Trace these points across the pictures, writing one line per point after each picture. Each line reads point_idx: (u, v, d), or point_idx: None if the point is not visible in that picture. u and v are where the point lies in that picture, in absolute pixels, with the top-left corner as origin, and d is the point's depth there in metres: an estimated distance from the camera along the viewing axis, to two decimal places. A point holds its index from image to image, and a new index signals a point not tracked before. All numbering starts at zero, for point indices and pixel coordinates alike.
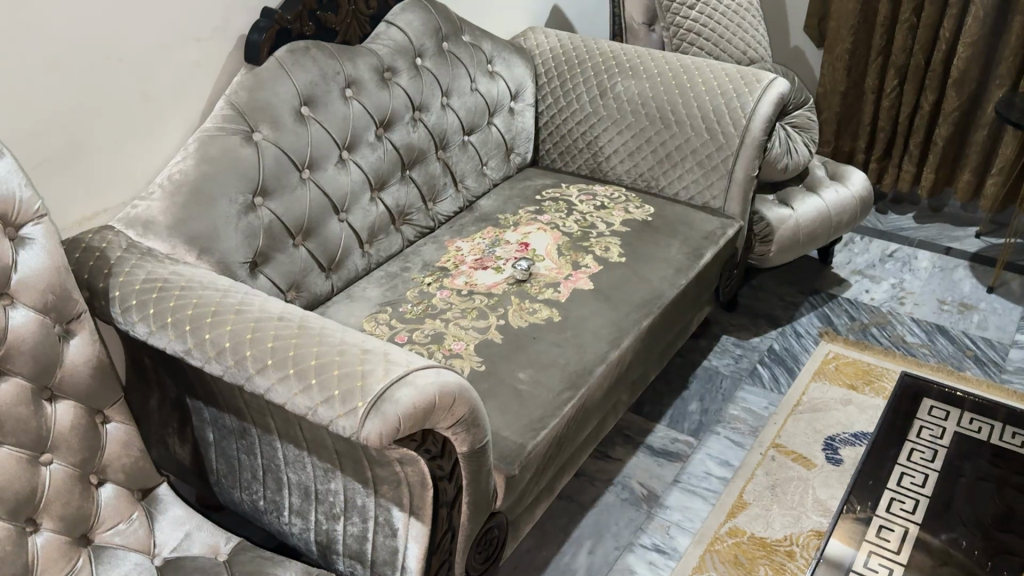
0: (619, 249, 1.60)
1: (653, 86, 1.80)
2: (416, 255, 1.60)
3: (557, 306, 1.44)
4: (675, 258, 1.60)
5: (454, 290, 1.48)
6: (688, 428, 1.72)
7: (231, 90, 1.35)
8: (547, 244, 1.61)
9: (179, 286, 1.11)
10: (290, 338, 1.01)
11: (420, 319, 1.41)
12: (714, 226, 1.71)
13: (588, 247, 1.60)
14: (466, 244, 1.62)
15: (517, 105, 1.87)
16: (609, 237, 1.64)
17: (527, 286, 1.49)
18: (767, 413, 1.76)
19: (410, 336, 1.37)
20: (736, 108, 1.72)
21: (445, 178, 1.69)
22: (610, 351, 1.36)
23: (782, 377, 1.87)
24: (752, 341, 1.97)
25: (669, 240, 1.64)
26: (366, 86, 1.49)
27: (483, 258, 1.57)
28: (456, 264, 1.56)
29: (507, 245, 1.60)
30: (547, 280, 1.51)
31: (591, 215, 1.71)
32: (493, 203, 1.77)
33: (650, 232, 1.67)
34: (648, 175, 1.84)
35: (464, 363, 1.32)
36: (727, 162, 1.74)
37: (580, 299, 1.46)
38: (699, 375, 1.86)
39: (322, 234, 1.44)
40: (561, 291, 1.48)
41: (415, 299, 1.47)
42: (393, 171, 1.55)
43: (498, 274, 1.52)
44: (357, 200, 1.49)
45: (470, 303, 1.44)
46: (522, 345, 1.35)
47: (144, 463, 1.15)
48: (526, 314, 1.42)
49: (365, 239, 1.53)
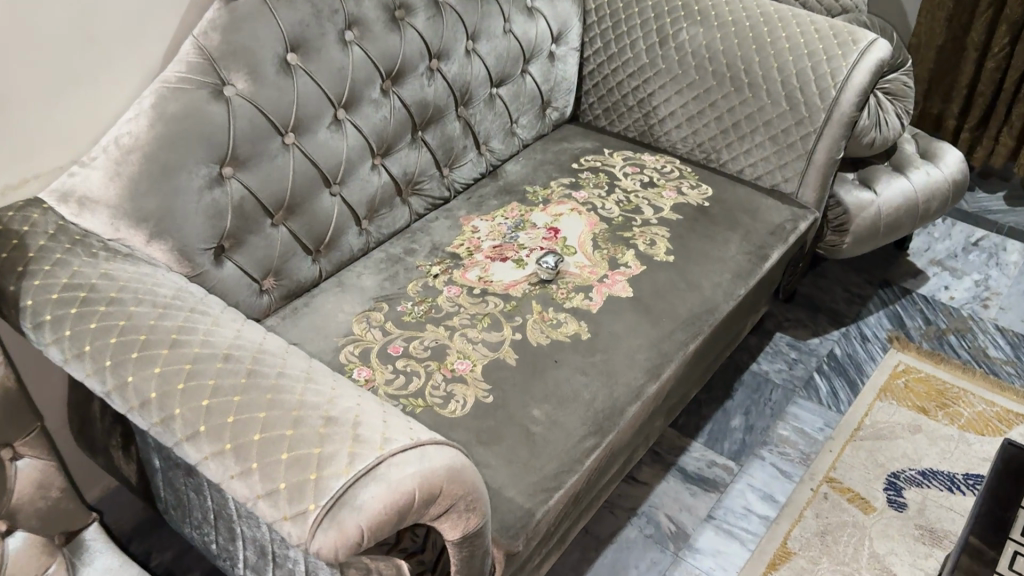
0: (667, 244, 1.33)
1: (726, 38, 1.49)
2: (424, 235, 1.35)
3: (588, 318, 1.19)
4: (734, 259, 1.33)
5: (465, 286, 1.24)
6: (729, 449, 1.49)
7: (199, 30, 1.07)
8: (581, 231, 1.35)
9: (106, 298, 0.87)
10: (235, 393, 0.77)
11: (420, 325, 1.17)
12: (783, 218, 1.43)
13: (629, 239, 1.34)
14: (484, 225, 1.37)
15: (558, 49, 1.58)
16: (655, 227, 1.37)
17: (552, 288, 1.24)
18: (821, 437, 1.52)
19: (406, 347, 1.14)
20: (825, 75, 1.42)
21: (466, 139, 1.42)
22: (647, 385, 1.12)
23: (842, 391, 1.62)
24: (810, 342, 1.72)
25: (728, 236, 1.37)
26: (373, 28, 1.21)
27: (503, 246, 1.31)
28: (470, 250, 1.31)
29: (533, 230, 1.35)
30: (578, 281, 1.25)
31: (636, 195, 1.44)
32: (522, 170, 1.51)
33: (706, 223, 1.39)
34: (708, 146, 1.55)
35: (467, 392, 1.08)
36: (807, 141, 1.45)
37: (617, 310, 1.21)
38: (746, 382, 1.62)
39: (308, 211, 1.19)
40: (593, 298, 1.23)
41: (417, 297, 1.23)
42: (401, 133, 1.29)
43: (520, 268, 1.27)
44: (355, 169, 1.24)
45: (482, 308, 1.20)
46: (541, 370, 1.11)
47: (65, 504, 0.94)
48: (549, 327, 1.17)
49: (362, 215, 1.28)
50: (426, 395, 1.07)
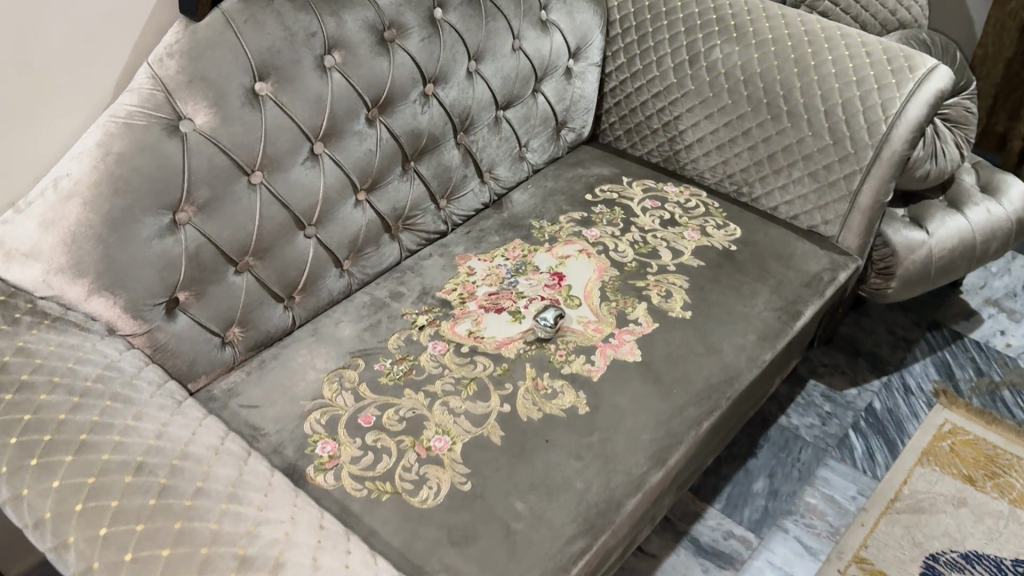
0: (685, 297, 1.19)
1: (764, 60, 1.33)
2: (414, 276, 1.22)
3: (588, 388, 1.05)
4: (761, 318, 1.18)
5: (452, 342, 1.10)
6: (749, 519, 1.36)
7: (154, 56, 0.94)
8: (588, 277, 1.20)
9: (16, 382, 0.75)
10: (140, 521, 0.66)
11: (398, 390, 1.05)
12: (819, 267, 1.27)
13: (642, 290, 1.19)
14: (481, 266, 1.23)
15: (576, 65, 1.43)
16: (672, 275, 1.22)
17: (550, 348, 1.10)
18: (853, 508, 1.38)
19: (380, 417, 1.01)
20: (875, 106, 1.25)
21: (466, 168, 1.28)
22: (650, 473, 0.98)
23: (879, 453, 1.47)
24: (846, 393, 1.57)
25: (755, 288, 1.22)
26: (358, 51, 1.07)
27: (499, 294, 1.18)
28: (463, 297, 1.18)
29: (535, 275, 1.21)
30: (580, 339, 1.11)
31: (655, 235, 1.29)
32: (529, 200, 1.36)
33: (731, 272, 1.24)
34: (739, 178, 1.39)
35: (443, 476, 0.95)
36: (851, 180, 1.28)
37: (622, 379, 1.07)
38: (773, 439, 1.48)
39: (277, 255, 1.07)
40: (596, 362, 1.08)
41: (398, 353, 1.10)
42: (390, 166, 1.16)
43: (516, 323, 1.13)
44: (334, 208, 1.11)
45: (469, 370, 1.07)
46: (529, 451, 0.98)
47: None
48: (542, 397, 1.04)
49: (342, 255, 1.15)
50: (397, 479, 0.95)
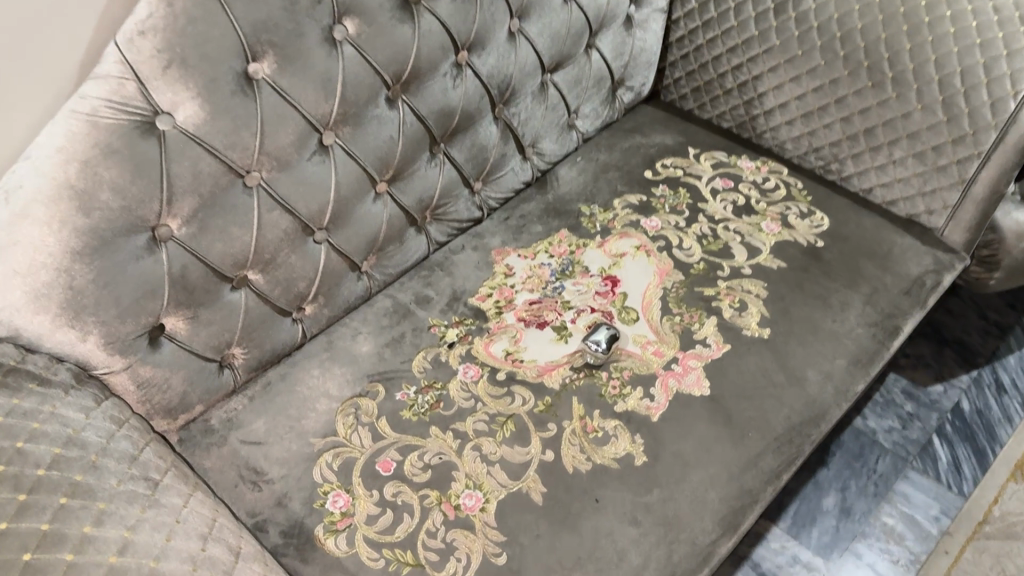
0: (762, 310, 1.01)
1: (866, 13, 1.08)
2: (443, 275, 1.05)
3: (646, 430, 0.90)
4: (852, 337, 1.00)
5: (486, 367, 0.94)
6: (817, 541, 1.22)
7: (123, 33, 0.74)
8: (647, 284, 1.03)
9: None
10: None
11: (422, 428, 0.89)
12: (920, 269, 1.08)
13: (710, 301, 1.01)
14: (521, 266, 1.06)
15: (638, 13, 1.20)
16: (746, 280, 1.04)
17: (602, 378, 0.93)
18: (935, 531, 1.23)
19: (401, 463, 0.87)
20: (1003, 78, 1.02)
21: (505, 146, 1.09)
22: (719, 543, 0.83)
23: (966, 464, 1.31)
24: (930, 390, 1.40)
25: (844, 297, 1.04)
26: (376, 18, 0.87)
27: (542, 304, 1.01)
28: (499, 307, 1.01)
29: (585, 278, 1.03)
30: (637, 366, 0.94)
31: (727, 226, 1.10)
32: (578, 178, 1.18)
33: (817, 277, 1.05)
34: (827, 152, 1.19)
35: (473, 545, 0.81)
36: (966, 165, 1.07)
37: (686, 418, 0.91)
38: (846, 445, 1.32)
39: (280, 265, 0.91)
40: (656, 398, 0.92)
41: (423, 379, 0.94)
42: (416, 153, 0.98)
43: (561, 342, 0.96)
44: (349, 206, 0.94)
45: (505, 405, 0.91)
46: (576, 513, 0.84)
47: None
48: (591, 442, 0.88)
49: (359, 258, 0.98)
50: (419, 547, 0.81)
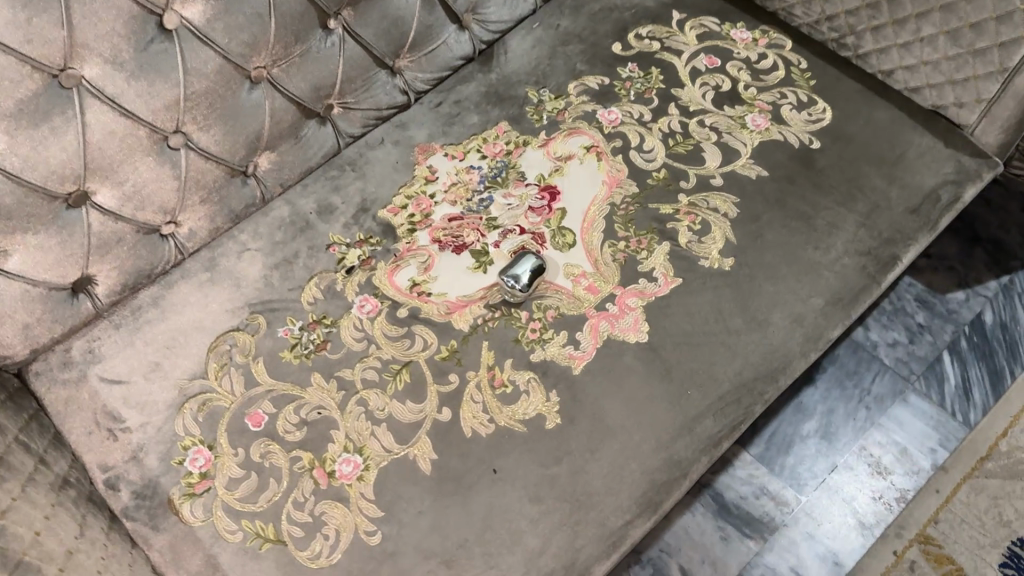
0: (728, 235, 0.83)
1: None
2: (352, 178, 0.89)
3: (565, 386, 0.75)
4: (835, 271, 0.82)
5: (386, 301, 0.80)
6: (791, 470, 1.10)
7: None
8: (592, 198, 0.85)
9: None
10: None
11: (303, 374, 0.77)
12: (936, 181, 0.88)
13: (665, 221, 0.84)
14: (446, 169, 0.88)
15: None
16: (713, 194, 0.85)
17: (521, 320, 0.78)
18: (928, 465, 1.09)
19: (274, 418, 0.75)
20: None
21: (431, 15, 0.89)
22: (633, 527, 0.71)
23: (977, 388, 1.15)
24: (949, 298, 1.22)
25: (833, 217, 0.85)
26: None
27: (463, 222, 0.84)
28: (413, 223, 0.85)
29: (519, 189, 0.86)
30: (564, 304, 0.79)
31: (702, 121, 0.91)
32: (530, 52, 0.97)
33: (803, 191, 0.86)
34: (843, 22, 0.94)
35: (344, 522, 0.70)
36: (1011, 51, 0.82)
37: (614, 372, 0.76)
38: (840, 361, 1.17)
39: (128, 178, 0.75)
40: (583, 347, 0.77)
41: (312, 313, 0.80)
42: (301, 31, 0.79)
43: (478, 272, 0.81)
44: (213, 103, 0.77)
45: (402, 349, 0.77)
46: (467, 486, 0.71)
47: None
48: (496, 399, 0.75)
49: (237, 161, 0.83)
50: (282, 521, 0.71)
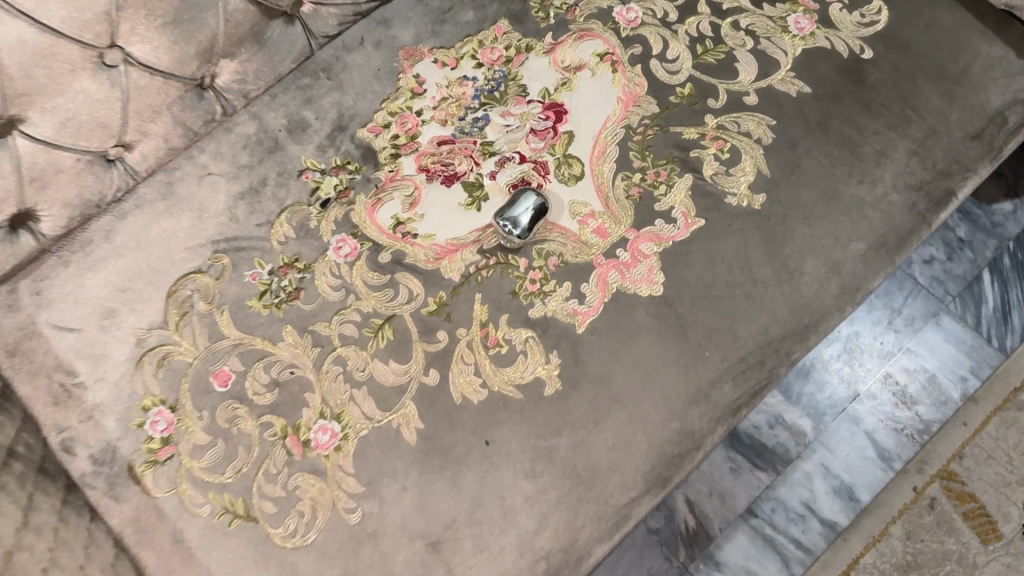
0: (760, 166, 0.72)
1: None
2: (328, 89, 0.77)
3: (567, 347, 0.67)
4: (881, 210, 0.72)
5: (367, 242, 0.70)
6: (809, 399, 1.03)
7: None
8: (605, 120, 0.73)
9: None
10: None
11: (273, 327, 0.68)
12: (1005, 99, 0.75)
13: (688, 149, 0.72)
14: (435, 79, 0.76)
15: None
16: (746, 116, 0.73)
17: (519, 269, 0.69)
18: (957, 395, 1.02)
19: (241, 377, 0.67)
20: None
21: None
22: (639, 505, 0.64)
23: (1017, 311, 1.06)
24: (996, 208, 1.10)
25: (882, 144, 0.73)
26: None
27: (455, 148, 0.73)
28: (397, 147, 0.74)
29: (520, 107, 0.74)
30: (569, 250, 0.69)
31: (736, 23, 0.77)
32: None
33: (850, 112, 0.74)
34: None
35: (321, 499, 0.64)
36: None
37: (623, 331, 0.67)
38: None
39: (60, 105, 0.63)
40: (589, 301, 0.68)
41: (283, 255, 0.71)
42: None
43: (472, 209, 0.71)
44: (154, 9, 0.63)
45: (385, 301, 0.68)
46: (457, 460, 0.64)
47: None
48: (490, 361, 0.66)
49: (189, 74, 0.70)
50: (253, 495, 0.64)
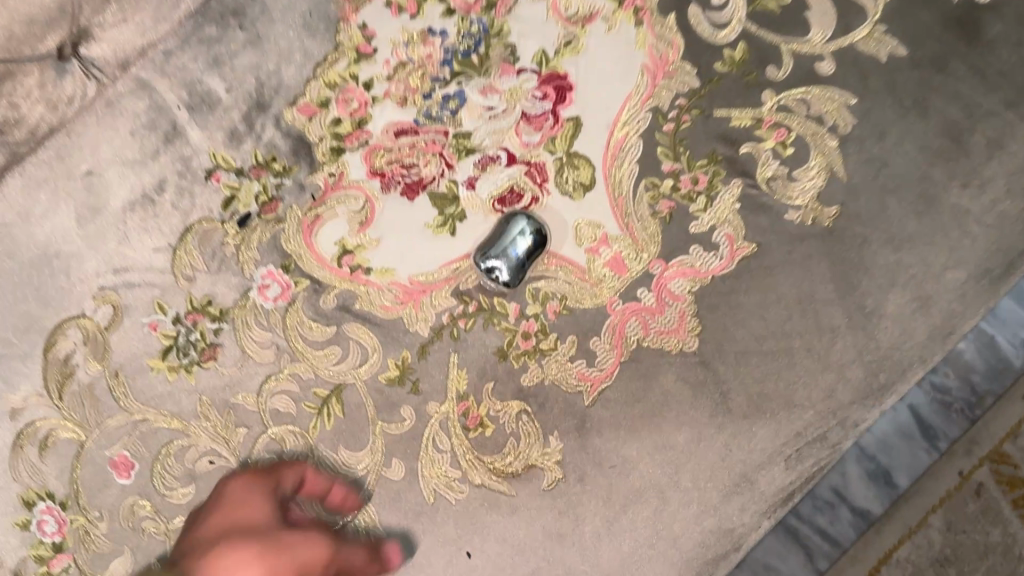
0: (833, 167, 0.53)
1: None
2: (242, 44, 0.54)
3: (572, 427, 0.51)
4: (991, 225, 0.53)
5: (302, 279, 0.52)
6: None
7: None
8: (624, 100, 0.53)
9: None
10: None
11: (186, 399, 0.52)
12: None
13: (737, 143, 0.53)
14: (389, 33, 0.54)
15: None
16: (818, 93, 0.53)
17: (508, 318, 0.52)
18: None
19: (147, 466, 0.52)
20: None
21: None
22: None
23: None
24: None
25: (998, 130, 0.53)
26: None
27: (418, 141, 0.53)
28: (339, 137, 0.54)
29: (508, 79, 0.54)
30: (574, 292, 0.52)
31: None
32: None
33: (959, 85, 0.53)
34: None
35: None
36: None
37: (645, 402, 0.52)
38: None
39: None
40: (601, 363, 0.51)
41: (190, 296, 0.53)
42: None
43: (443, 232, 0.53)
44: None
45: (331, 364, 0.52)
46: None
47: (350, 560, 0.47)
48: (472, 447, 0.51)
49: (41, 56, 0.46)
50: None
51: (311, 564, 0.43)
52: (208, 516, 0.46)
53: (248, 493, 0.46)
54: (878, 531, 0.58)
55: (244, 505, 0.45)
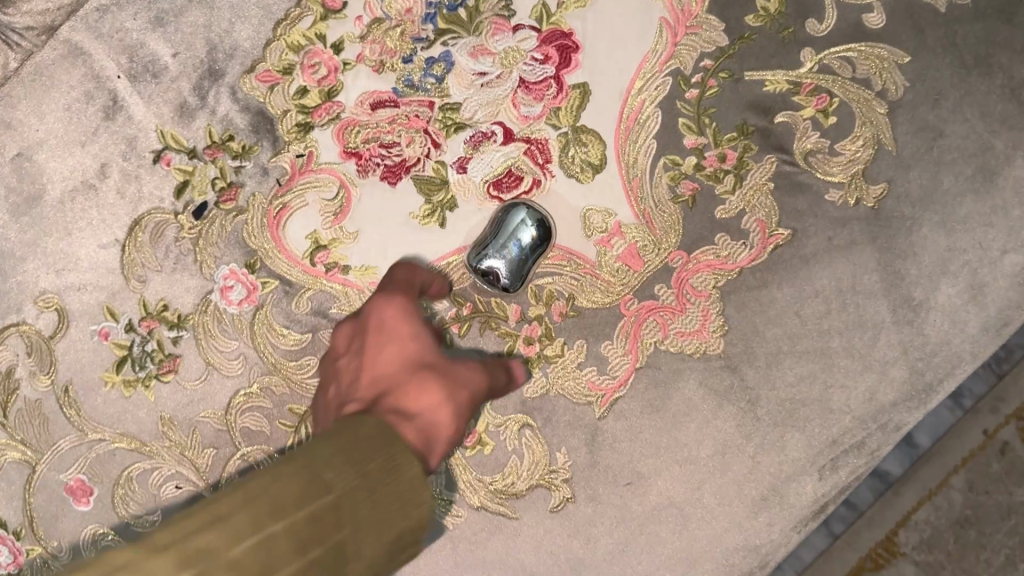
0: (881, 138, 0.45)
1: None
2: None
3: (582, 442, 0.46)
4: None
5: (270, 280, 0.46)
6: None
7: None
8: (640, 62, 0.45)
9: None
10: None
11: (147, 417, 0.46)
12: None
13: (771, 112, 0.45)
14: None
15: None
16: (866, 50, 0.45)
17: (507, 322, 0.46)
18: None
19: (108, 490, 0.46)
20: None
21: None
22: None
23: None
24: None
25: None
26: None
27: (399, 115, 0.46)
28: (306, 110, 0.46)
29: (502, 39, 0.46)
30: (581, 290, 0.46)
31: None
32: None
33: None
34: None
35: None
36: None
37: (663, 412, 0.46)
38: None
39: None
40: (613, 370, 0.46)
41: (145, 299, 0.46)
42: None
43: (431, 223, 0.46)
44: None
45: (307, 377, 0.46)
46: None
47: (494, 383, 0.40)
48: (469, 467, 0.46)
49: None
50: None
51: (479, 395, 0.38)
52: (362, 340, 0.38)
53: (405, 319, 0.39)
54: (897, 493, 0.46)
55: (403, 331, 0.38)
